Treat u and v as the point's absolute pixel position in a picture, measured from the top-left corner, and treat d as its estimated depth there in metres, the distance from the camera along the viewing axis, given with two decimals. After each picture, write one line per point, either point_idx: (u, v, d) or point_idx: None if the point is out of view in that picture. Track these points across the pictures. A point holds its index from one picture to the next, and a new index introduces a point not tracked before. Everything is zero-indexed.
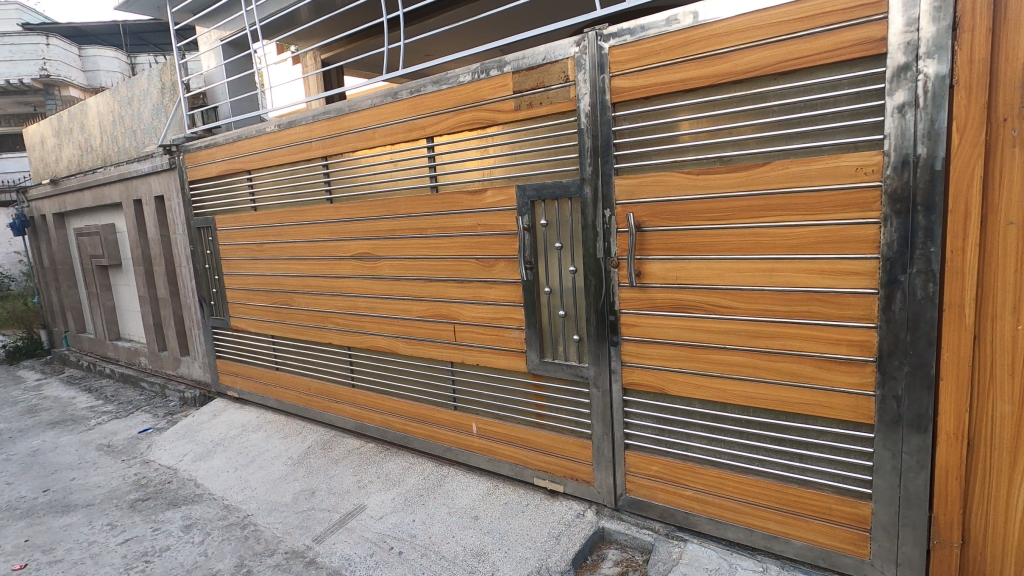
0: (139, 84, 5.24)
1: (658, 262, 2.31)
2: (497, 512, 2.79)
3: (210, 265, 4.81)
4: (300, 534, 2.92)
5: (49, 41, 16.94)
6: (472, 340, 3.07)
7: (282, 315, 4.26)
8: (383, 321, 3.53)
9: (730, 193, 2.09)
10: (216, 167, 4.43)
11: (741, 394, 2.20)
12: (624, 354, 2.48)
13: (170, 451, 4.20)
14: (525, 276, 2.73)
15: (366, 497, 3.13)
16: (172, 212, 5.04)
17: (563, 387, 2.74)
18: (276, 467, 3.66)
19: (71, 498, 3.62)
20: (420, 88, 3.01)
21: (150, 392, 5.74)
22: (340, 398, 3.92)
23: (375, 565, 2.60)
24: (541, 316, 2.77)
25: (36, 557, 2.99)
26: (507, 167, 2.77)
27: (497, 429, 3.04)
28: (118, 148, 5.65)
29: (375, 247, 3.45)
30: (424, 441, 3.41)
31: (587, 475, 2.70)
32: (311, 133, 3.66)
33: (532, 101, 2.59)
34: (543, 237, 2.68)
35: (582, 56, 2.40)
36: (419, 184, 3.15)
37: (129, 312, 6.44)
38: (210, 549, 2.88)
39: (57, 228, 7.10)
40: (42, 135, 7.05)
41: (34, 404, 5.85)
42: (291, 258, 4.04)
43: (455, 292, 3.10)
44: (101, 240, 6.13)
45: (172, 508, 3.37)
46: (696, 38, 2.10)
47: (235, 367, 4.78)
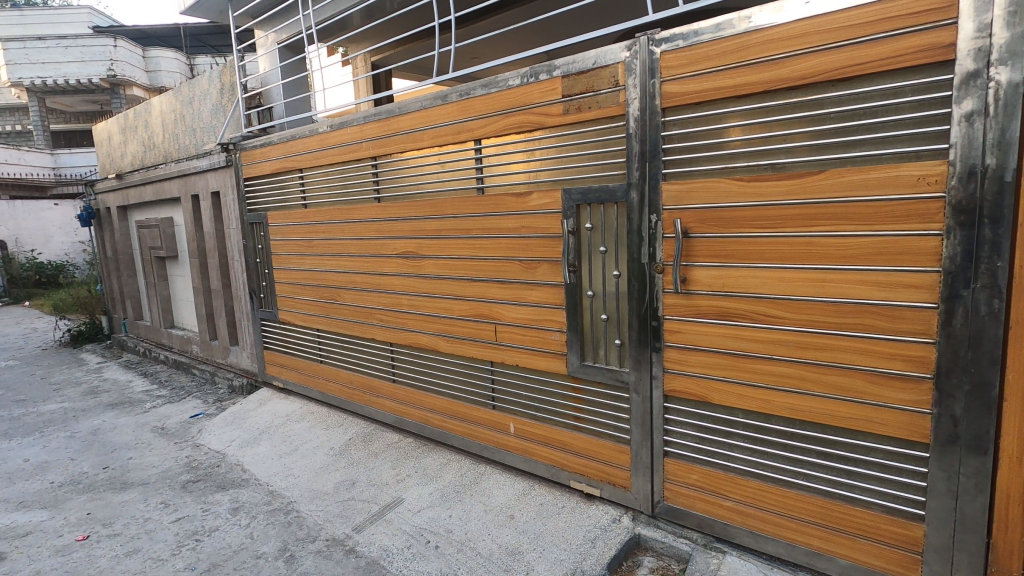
0: (200, 85, 5.48)
1: (704, 268, 2.29)
2: (532, 512, 2.81)
3: (261, 259, 4.99)
4: (340, 522, 3.01)
5: (117, 42, 17.85)
6: (512, 341, 3.10)
7: (327, 310, 4.39)
8: (425, 319, 3.60)
9: (782, 201, 2.06)
10: (270, 165, 4.60)
11: (787, 406, 2.15)
12: (666, 360, 2.46)
13: (218, 436, 4.38)
14: (567, 279, 2.74)
15: (403, 490, 3.21)
16: (228, 207, 5.26)
17: (602, 392, 2.74)
18: (318, 457, 3.78)
19: (129, 476, 3.82)
20: (470, 91, 3.06)
21: (201, 378, 6.01)
22: (381, 392, 4.02)
23: (412, 557, 2.65)
24: (582, 320, 2.78)
25: (96, 530, 3.17)
26: (553, 170, 2.79)
27: (534, 429, 3.06)
28: (179, 145, 5.93)
29: (420, 247, 3.53)
30: (461, 439, 3.46)
31: (623, 480, 2.69)
32: (362, 134, 3.76)
33: (580, 105, 2.60)
34: (587, 240, 2.68)
35: (633, 61, 2.40)
36: (464, 186, 3.21)
37: (183, 301, 6.74)
38: (255, 532, 3.00)
39: (120, 220, 7.50)
40: (109, 132, 7.45)
41: (95, 386, 6.20)
42: (338, 255, 4.17)
43: (497, 293, 3.14)
44: (160, 233, 6.45)
45: (221, 490, 3.52)
46: (751, 43, 2.08)
47: (282, 358, 4.96)
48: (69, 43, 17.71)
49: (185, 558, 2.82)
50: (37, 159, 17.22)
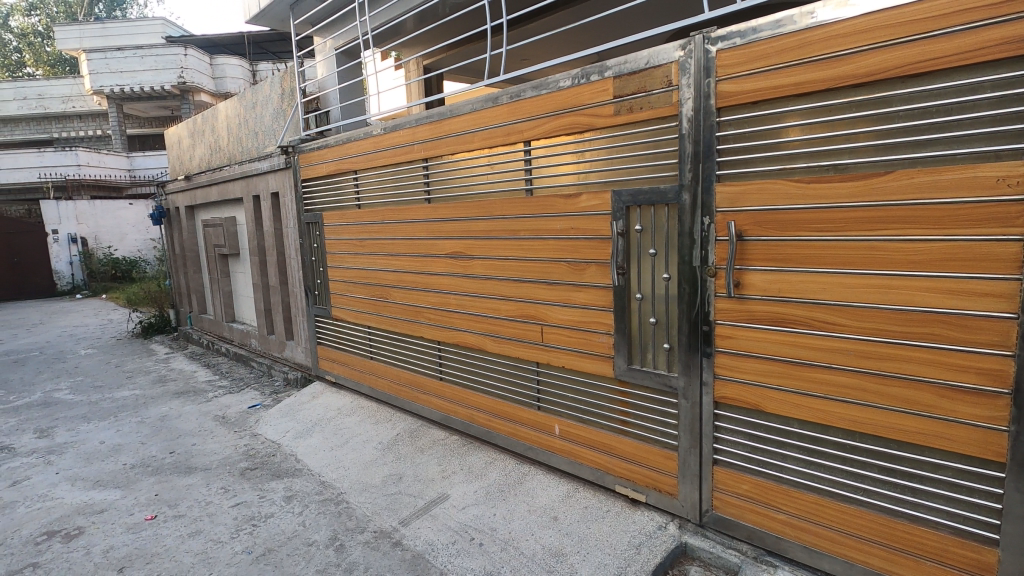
0: (262, 91, 5.73)
1: (759, 273, 2.22)
2: (576, 515, 2.80)
3: (316, 257, 5.18)
4: (387, 515, 3.09)
5: (187, 51, 18.86)
6: (559, 343, 3.10)
7: (378, 308, 4.51)
8: (472, 318, 3.65)
9: (844, 203, 1.97)
10: (326, 167, 4.77)
11: (846, 418, 2.06)
12: (717, 366, 2.40)
13: (274, 427, 4.58)
14: (615, 282, 2.72)
15: (449, 487, 3.27)
16: (286, 207, 5.49)
17: (650, 396, 2.69)
18: (368, 451, 3.89)
19: (192, 461, 4.05)
20: (521, 92, 3.08)
21: (258, 371, 6.29)
22: (428, 389, 4.10)
23: (456, 553, 2.69)
24: (630, 323, 2.74)
25: (163, 510, 3.37)
26: (602, 172, 2.77)
27: (580, 432, 3.05)
28: (242, 148, 6.22)
29: (469, 247, 3.58)
30: (506, 438, 3.48)
31: (670, 487, 2.64)
32: (414, 136, 3.85)
33: (632, 106, 2.58)
34: (636, 242, 2.65)
35: (687, 60, 2.35)
36: (514, 188, 3.24)
37: (243, 296, 7.08)
38: (308, 521, 3.12)
39: (188, 219, 7.94)
40: (179, 136, 7.90)
41: (163, 375, 6.60)
42: (389, 254, 4.28)
43: (544, 294, 3.14)
44: (223, 231, 6.80)
45: (276, 479, 3.68)
46: (813, 39, 2.00)
47: (334, 353, 5.13)
48: (145, 53, 18.88)
49: (242, 542, 2.96)
50: (115, 162, 18.45)
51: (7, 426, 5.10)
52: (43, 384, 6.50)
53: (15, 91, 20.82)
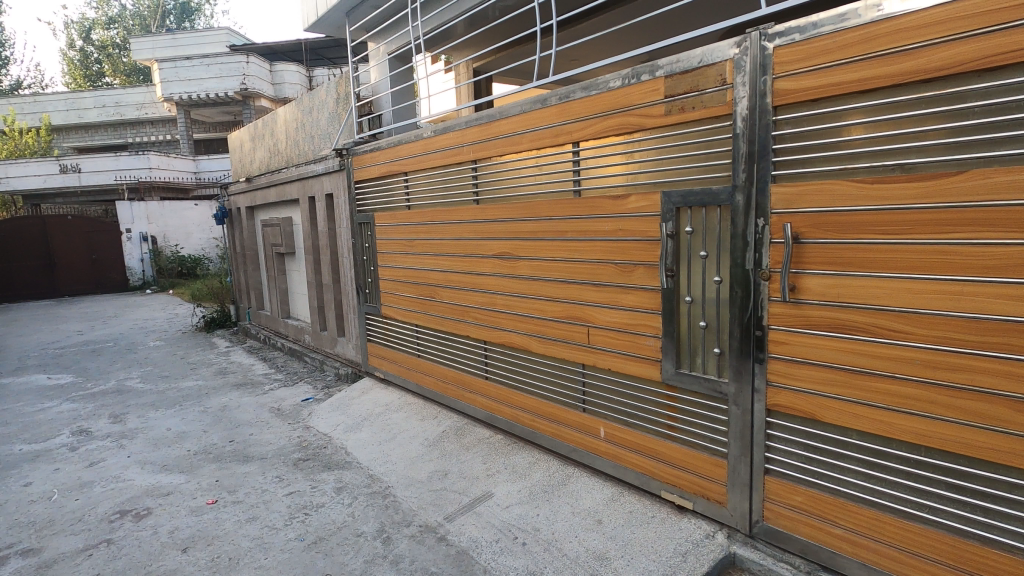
0: (318, 96, 5.94)
1: (816, 276, 2.14)
2: (621, 519, 2.78)
3: (367, 256, 5.33)
4: (433, 511, 3.15)
5: (249, 59, 19.78)
6: (605, 345, 3.08)
7: (426, 307, 4.60)
8: (518, 318, 3.67)
9: (910, 205, 1.88)
10: (378, 169, 4.91)
11: (910, 430, 1.96)
12: (770, 372, 2.33)
13: (326, 420, 4.75)
14: (664, 284, 2.68)
15: (493, 485, 3.30)
16: (339, 208, 5.67)
17: (699, 402, 2.64)
18: (414, 446, 3.98)
19: (250, 450, 4.24)
20: (570, 94, 3.08)
21: (312, 365, 6.53)
22: (473, 388, 4.15)
23: (500, 551, 2.72)
24: (679, 326, 2.69)
25: (223, 495, 3.55)
26: (652, 172, 2.74)
27: (625, 436, 3.02)
28: (299, 151, 6.47)
29: (516, 248, 3.60)
30: (551, 439, 3.48)
31: (719, 495, 2.57)
32: (463, 138, 3.90)
33: (684, 105, 2.53)
34: (687, 244, 2.60)
35: (742, 58, 2.30)
36: (561, 188, 3.24)
37: (298, 294, 7.36)
38: (357, 512, 3.21)
39: (248, 219, 8.32)
40: (241, 140, 8.29)
41: (224, 367, 6.95)
42: (438, 254, 4.36)
43: (590, 295, 3.13)
44: (281, 231, 7.09)
45: (327, 470, 3.81)
46: (878, 33, 1.91)
47: (383, 351, 5.26)
48: (210, 61, 19.85)
49: (295, 529, 3.08)
50: (182, 165, 19.54)
51: (85, 411, 5.49)
52: (117, 373, 6.96)
53: (95, 99, 22.37)
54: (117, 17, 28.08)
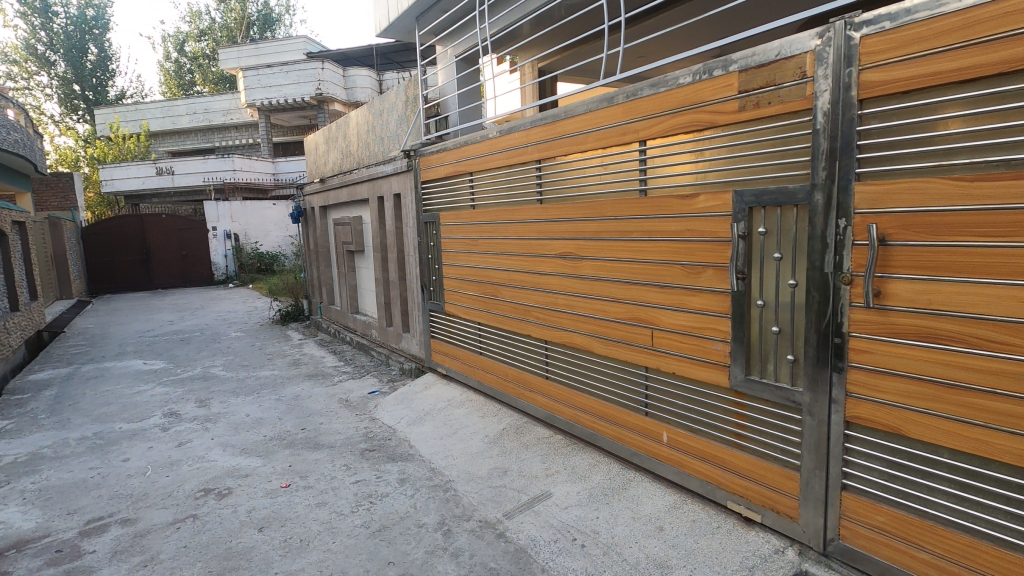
0: (388, 99, 6.14)
1: (903, 281, 2.00)
2: (683, 528, 2.70)
3: (432, 255, 5.47)
4: (492, 507, 3.19)
5: (324, 65, 20.75)
6: (669, 348, 3.00)
7: (488, 305, 4.67)
8: (580, 319, 3.64)
9: (1015, 205, 1.72)
10: (444, 169, 5.02)
11: (1011, 451, 1.79)
12: (850, 382, 2.19)
13: (391, 413, 4.91)
14: (734, 287, 2.58)
15: (552, 485, 3.30)
16: (407, 208, 5.84)
17: (770, 410, 2.53)
18: (475, 442, 4.04)
19: (320, 439, 4.45)
20: (638, 91, 3.03)
21: (378, 360, 6.77)
22: (534, 387, 4.16)
23: (558, 551, 2.71)
24: (750, 331, 2.59)
25: (296, 480, 3.75)
26: (723, 171, 2.65)
27: (690, 442, 2.93)
28: (369, 153, 6.71)
29: (579, 248, 3.58)
30: (612, 442, 3.43)
31: (789, 509, 2.46)
32: (528, 138, 3.92)
33: (759, 101, 2.43)
34: (759, 245, 2.50)
35: (824, 49, 2.18)
36: (627, 188, 3.19)
37: (366, 290, 7.64)
38: (419, 504, 3.30)
39: (321, 218, 8.72)
40: (316, 143, 8.70)
41: (297, 359, 7.33)
42: (500, 254, 4.41)
43: (656, 297, 3.06)
44: (351, 229, 7.39)
45: (391, 461, 3.94)
46: (981, 18, 1.76)
47: (446, 347, 5.38)
48: (289, 68, 20.95)
49: (361, 516, 3.20)
50: (262, 167, 20.75)
51: (175, 395, 5.95)
52: (203, 361, 7.50)
53: (187, 107, 24.18)
54: (207, 29, 30.18)
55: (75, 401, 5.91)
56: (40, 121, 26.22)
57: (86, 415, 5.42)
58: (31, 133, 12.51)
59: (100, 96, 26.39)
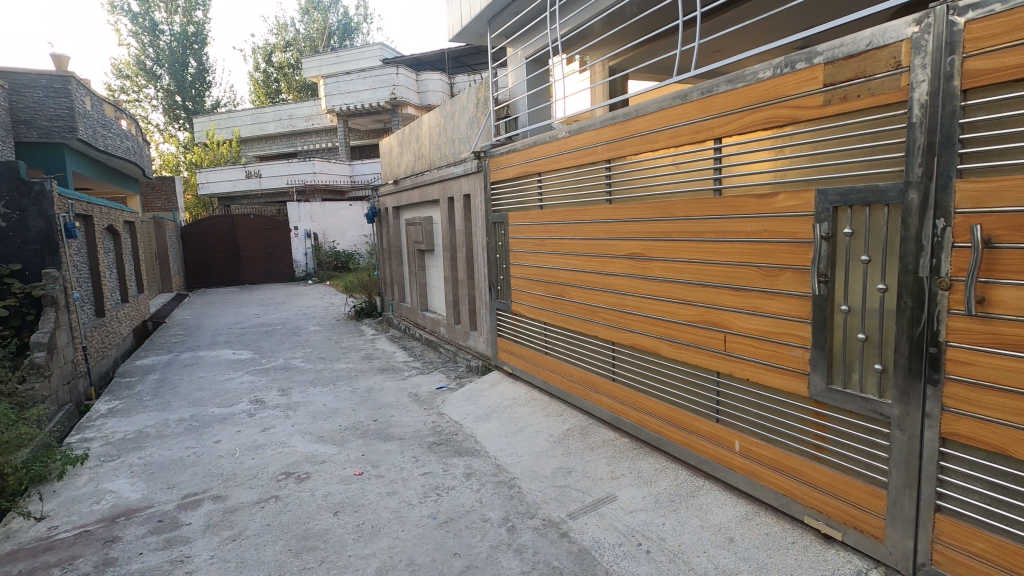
0: (459, 102, 6.27)
1: (1012, 288, 1.83)
2: (755, 540, 2.60)
3: (500, 255, 5.54)
4: (556, 506, 3.20)
5: (399, 70, 21.51)
6: (743, 353, 2.90)
7: (555, 305, 4.68)
8: (648, 320, 3.58)
9: None
10: (513, 170, 5.07)
11: None
12: (947, 396, 2.02)
13: (458, 408, 5.03)
14: (816, 291, 2.45)
15: (617, 488, 3.27)
16: (476, 208, 5.95)
17: (854, 422, 2.38)
18: (540, 442, 4.07)
19: (391, 430, 4.63)
20: (713, 88, 2.94)
21: (446, 356, 6.94)
22: (600, 389, 4.12)
23: (623, 555, 2.68)
24: (832, 338, 2.45)
25: (368, 469, 3.92)
26: (804, 169, 2.53)
27: (764, 452, 2.82)
28: (440, 154, 6.89)
29: (648, 248, 3.51)
30: (679, 448, 3.35)
31: (874, 528, 2.30)
32: (598, 138, 3.89)
33: (846, 94, 2.30)
34: (844, 247, 2.35)
35: (923, 37, 2.02)
36: (700, 188, 3.10)
37: (435, 288, 7.86)
38: (484, 498, 3.37)
39: (394, 218, 9.04)
40: (390, 146, 9.03)
41: (370, 353, 7.64)
42: (568, 254, 4.41)
43: (730, 300, 2.95)
44: (422, 229, 7.61)
45: (458, 456, 4.04)
46: None
47: (512, 346, 5.44)
48: (366, 74, 21.85)
49: (428, 507, 3.31)
50: (340, 169, 21.76)
51: (260, 383, 6.38)
52: (285, 352, 7.97)
53: (274, 114, 25.81)
54: (292, 40, 32.06)
55: (174, 386, 6.47)
56: (148, 129, 28.85)
57: (184, 399, 5.91)
58: (141, 141, 13.75)
59: (198, 105, 28.66)
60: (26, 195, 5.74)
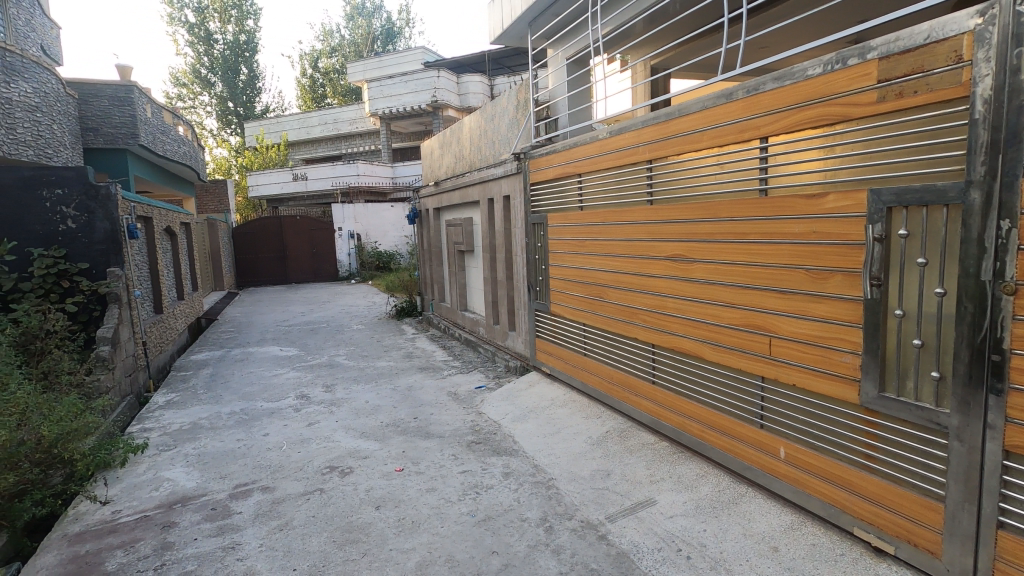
0: (500, 104, 6.31)
1: None
2: (801, 551, 2.53)
3: (540, 256, 5.56)
4: (594, 508, 3.19)
5: (440, 73, 21.77)
6: (789, 358, 2.82)
7: (594, 306, 4.65)
8: (690, 323, 3.53)
9: None
10: (553, 171, 5.08)
11: None
12: (1011, 407, 1.92)
13: (496, 408, 5.07)
14: (868, 294, 2.36)
15: (657, 492, 3.23)
16: (515, 209, 5.98)
17: (908, 432, 2.28)
18: (578, 443, 4.06)
19: (431, 428, 4.71)
20: (760, 85, 2.87)
21: (484, 356, 7.00)
22: (639, 391, 4.08)
23: (662, 560, 2.65)
24: (885, 344, 2.35)
25: (408, 465, 4.00)
26: (856, 169, 2.44)
27: (810, 460, 2.73)
28: (481, 156, 6.95)
29: (691, 250, 3.46)
30: (722, 454, 3.29)
31: (930, 543, 2.21)
32: (639, 138, 3.86)
33: (902, 90, 2.21)
34: (899, 250, 2.26)
35: (986, 29, 1.93)
36: (745, 188, 3.03)
37: (475, 288, 7.93)
38: (522, 498, 3.39)
39: (435, 219, 9.17)
40: (431, 148, 9.17)
41: (411, 351, 7.78)
42: (608, 255, 4.38)
43: (775, 303, 2.88)
44: (463, 230, 7.70)
45: (496, 455, 4.07)
46: None
47: (550, 346, 5.44)
48: (408, 78, 22.22)
49: (467, 505, 3.35)
50: (382, 171, 22.20)
51: (305, 379, 6.59)
52: (329, 349, 8.21)
53: (320, 118, 26.57)
54: (337, 46, 32.92)
55: (226, 380, 6.75)
56: (202, 134, 30.18)
57: (235, 393, 6.17)
58: (196, 146, 14.38)
59: (249, 110, 29.79)
60: (94, 198, 6.09)
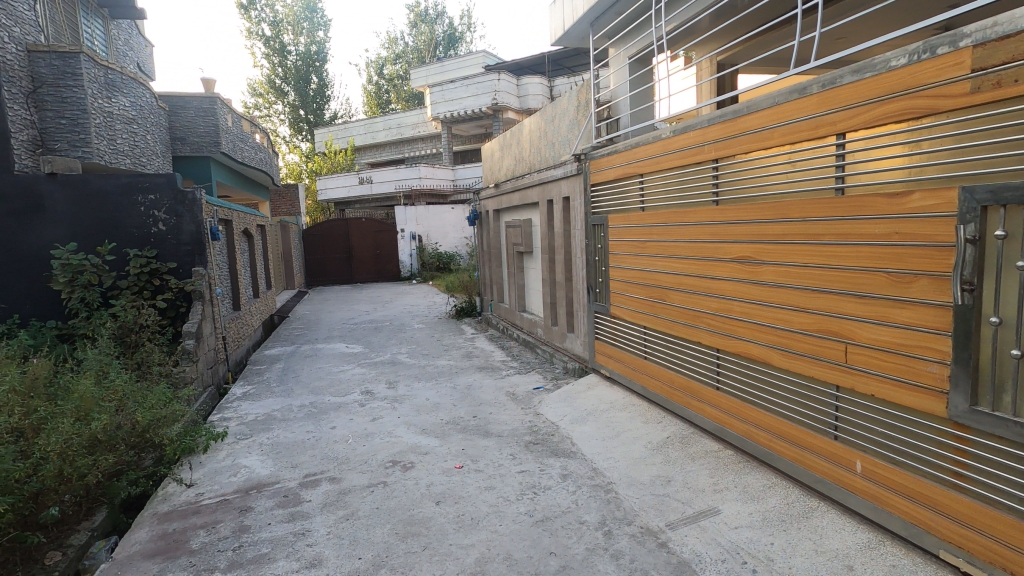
0: (560, 105, 6.30)
1: None
2: (879, 572, 2.38)
3: (599, 257, 5.51)
4: (654, 515, 3.13)
5: (501, 76, 21.94)
6: (867, 366, 2.66)
7: (655, 309, 4.56)
8: (757, 328, 3.39)
9: None
10: (614, 172, 5.02)
11: None
12: None
13: (554, 409, 5.07)
14: (959, 300, 2.19)
15: (721, 502, 3.13)
16: (575, 210, 5.96)
17: (1004, 449, 2.10)
18: (638, 448, 3.99)
19: (489, 427, 4.77)
20: (837, 79, 2.73)
21: (542, 357, 7.01)
22: (702, 397, 3.97)
23: (726, 571, 2.57)
24: (979, 354, 2.17)
25: (468, 462, 4.07)
26: (946, 165, 2.28)
27: (890, 475, 2.57)
28: (541, 157, 6.98)
29: (759, 252, 3.33)
30: (792, 465, 3.14)
31: None
32: (704, 137, 3.75)
33: (1000, 79, 2.04)
34: (996, 252, 2.09)
35: None
36: (820, 187, 2.89)
37: (533, 289, 7.96)
38: (580, 500, 3.38)
39: (495, 221, 9.28)
40: (492, 150, 9.27)
41: (470, 351, 7.91)
42: (671, 257, 4.28)
43: (852, 308, 2.73)
44: (522, 231, 7.75)
45: (554, 456, 4.07)
46: None
47: (609, 349, 5.38)
48: (469, 82, 22.54)
49: (525, 504, 3.38)
50: (444, 173, 22.63)
51: (370, 375, 6.83)
52: (392, 347, 8.47)
53: (385, 123, 27.46)
54: (402, 52, 33.87)
55: (296, 375, 7.11)
56: (276, 141, 31.85)
57: (305, 387, 6.48)
58: (271, 152, 15.22)
59: (319, 117, 31.16)
60: (182, 203, 6.58)
